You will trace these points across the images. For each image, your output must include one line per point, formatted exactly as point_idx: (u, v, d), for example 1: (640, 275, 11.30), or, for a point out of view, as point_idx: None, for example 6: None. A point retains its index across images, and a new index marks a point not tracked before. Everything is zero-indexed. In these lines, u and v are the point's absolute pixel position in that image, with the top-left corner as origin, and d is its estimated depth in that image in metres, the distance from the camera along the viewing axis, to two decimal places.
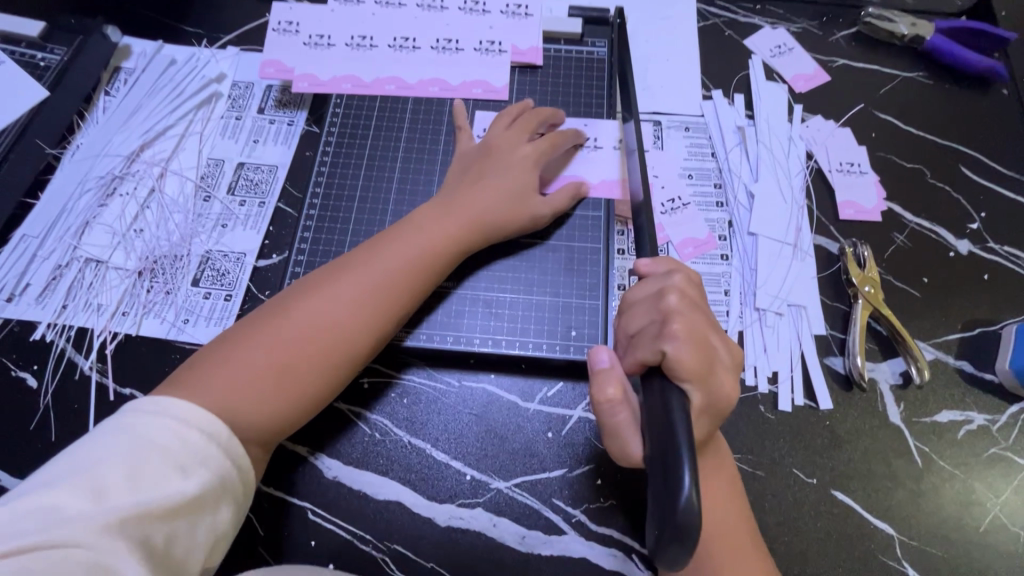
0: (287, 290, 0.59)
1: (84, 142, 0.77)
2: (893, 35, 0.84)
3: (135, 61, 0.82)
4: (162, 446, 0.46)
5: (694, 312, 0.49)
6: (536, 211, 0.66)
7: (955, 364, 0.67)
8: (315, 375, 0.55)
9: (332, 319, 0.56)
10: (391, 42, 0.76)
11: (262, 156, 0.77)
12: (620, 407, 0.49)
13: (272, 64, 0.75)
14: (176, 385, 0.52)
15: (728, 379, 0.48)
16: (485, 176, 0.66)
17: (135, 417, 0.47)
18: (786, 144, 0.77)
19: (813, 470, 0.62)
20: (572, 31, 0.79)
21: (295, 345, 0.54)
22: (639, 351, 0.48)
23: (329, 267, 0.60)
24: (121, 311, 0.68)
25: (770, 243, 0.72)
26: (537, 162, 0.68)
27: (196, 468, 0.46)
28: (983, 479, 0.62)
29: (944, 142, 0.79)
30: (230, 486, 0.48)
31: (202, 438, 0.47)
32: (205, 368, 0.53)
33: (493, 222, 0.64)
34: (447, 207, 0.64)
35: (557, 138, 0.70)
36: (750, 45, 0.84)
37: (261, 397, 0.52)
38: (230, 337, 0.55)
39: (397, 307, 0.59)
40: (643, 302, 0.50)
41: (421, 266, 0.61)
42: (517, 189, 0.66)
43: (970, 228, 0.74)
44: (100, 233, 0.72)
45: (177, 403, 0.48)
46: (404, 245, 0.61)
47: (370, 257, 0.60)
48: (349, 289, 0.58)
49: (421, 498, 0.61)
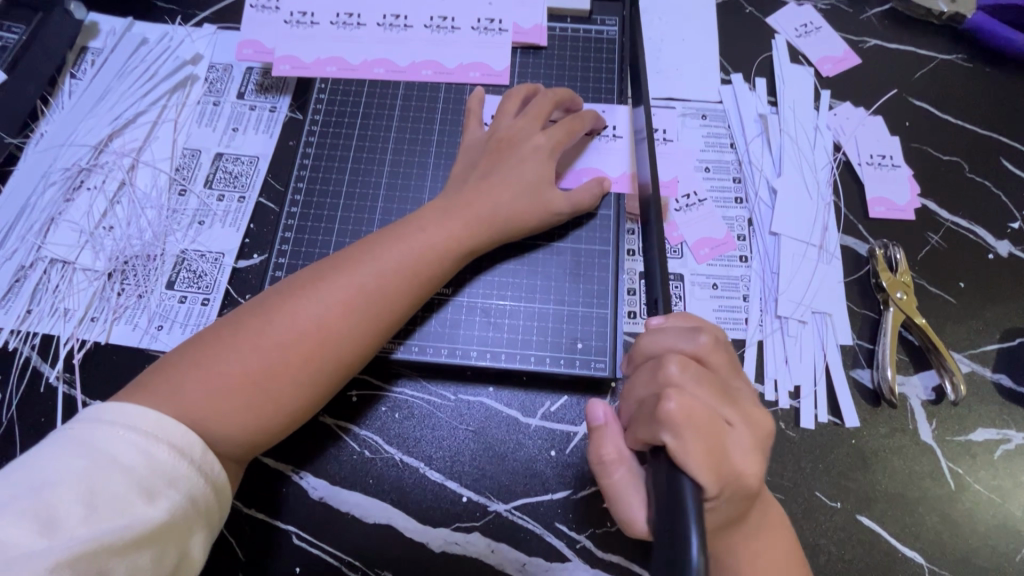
0: (268, 291, 0.54)
1: (49, 131, 0.71)
2: (931, 13, 0.77)
3: (103, 41, 0.76)
4: (125, 464, 0.41)
5: (700, 387, 0.44)
6: (553, 208, 0.60)
7: (993, 377, 0.62)
8: (295, 389, 0.50)
9: (317, 324, 0.51)
10: (381, 20, 0.69)
11: (241, 146, 0.70)
12: (617, 466, 0.47)
13: (250, 45, 0.68)
14: (140, 394, 0.46)
15: (747, 460, 0.43)
16: (496, 170, 0.60)
17: (94, 430, 0.42)
18: (812, 135, 0.71)
19: (838, 494, 0.57)
20: (579, 8, 0.72)
21: (274, 353, 0.49)
22: (640, 428, 0.44)
23: (315, 268, 0.55)
24: (90, 317, 0.63)
25: (794, 244, 0.66)
26: (555, 152, 0.62)
27: (165, 489, 0.42)
28: (1021, 504, 0.57)
29: (984, 133, 0.72)
30: (203, 508, 0.44)
31: (172, 455, 0.43)
32: (173, 377, 0.47)
33: (500, 222, 0.59)
34: (449, 206, 0.58)
35: (574, 124, 0.63)
36: (774, 24, 0.77)
37: (234, 412, 0.47)
38: (205, 339, 0.50)
39: (389, 315, 0.54)
40: (645, 368, 0.47)
41: (417, 269, 0.55)
42: (532, 183, 0.60)
43: (1011, 228, 0.68)
44: (66, 231, 0.67)
45: (142, 413, 0.44)
46: (398, 246, 0.55)
47: (360, 259, 0.54)
48: (336, 294, 0.52)
49: (413, 521, 0.57)
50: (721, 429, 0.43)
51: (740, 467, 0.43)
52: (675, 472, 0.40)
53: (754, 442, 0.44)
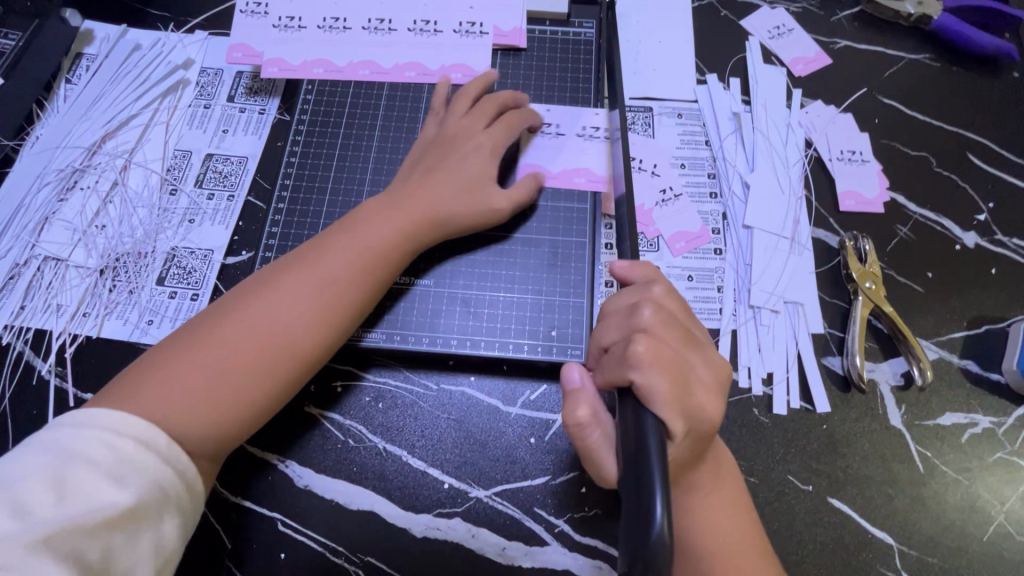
0: (224, 296, 0.55)
1: (43, 134, 0.73)
2: (900, 15, 0.79)
3: (97, 47, 0.78)
4: (91, 455, 0.43)
5: (667, 332, 0.47)
6: (492, 201, 0.61)
7: (960, 363, 0.63)
8: (254, 389, 0.51)
9: (275, 322, 0.53)
10: (366, 24, 0.72)
11: (231, 147, 0.73)
12: (590, 428, 0.46)
13: (240, 48, 0.71)
14: (97, 403, 0.48)
15: (707, 397, 0.46)
16: (446, 163, 0.62)
17: (66, 428, 0.44)
18: (784, 132, 0.73)
19: (810, 477, 0.59)
20: (557, 11, 0.74)
21: (234, 354, 0.51)
22: (609, 371, 0.46)
23: (264, 272, 0.56)
24: (82, 312, 0.65)
25: (766, 236, 0.68)
26: (498, 150, 0.63)
27: (130, 476, 0.43)
28: (988, 486, 0.59)
29: (950, 129, 0.74)
30: (172, 492, 0.45)
31: (137, 445, 0.44)
32: (129, 386, 0.49)
33: (445, 220, 0.60)
34: (391, 202, 0.60)
35: (524, 122, 0.65)
36: (747, 26, 0.80)
37: (195, 412, 0.49)
38: (162, 350, 0.51)
39: (341, 310, 0.55)
40: (617, 314, 0.49)
41: (371, 262, 0.57)
42: (477, 175, 0.61)
43: (977, 220, 0.70)
44: (59, 229, 0.69)
45: (112, 411, 0.45)
46: (348, 242, 0.57)
47: (314, 256, 0.56)
48: (286, 294, 0.54)
49: (396, 507, 0.58)
50: (686, 368, 0.46)
51: (704, 408, 0.46)
52: (639, 407, 0.42)
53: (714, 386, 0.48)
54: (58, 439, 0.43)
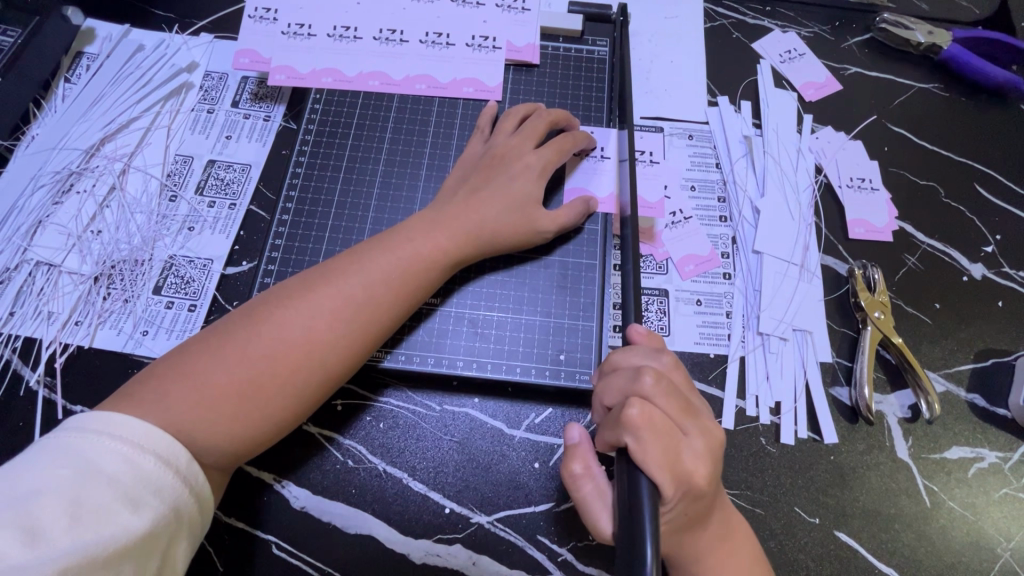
0: (254, 301, 0.54)
1: (40, 134, 0.71)
2: (909, 43, 0.79)
3: (99, 46, 0.76)
4: (110, 474, 0.41)
5: (667, 402, 0.47)
6: (537, 225, 0.61)
7: (967, 397, 0.63)
8: (279, 403, 0.50)
9: (303, 336, 0.51)
10: (377, 34, 0.70)
11: (234, 154, 0.71)
12: (585, 481, 0.51)
13: (247, 54, 0.69)
14: (124, 402, 0.47)
15: (702, 466, 0.47)
16: (490, 184, 0.61)
17: (81, 441, 0.42)
18: (795, 157, 0.73)
19: (817, 510, 0.58)
20: (572, 28, 0.73)
21: (257, 365, 0.49)
22: (606, 432, 0.47)
23: (303, 277, 0.55)
24: (74, 321, 0.63)
25: (776, 263, 0.67)
26: (545, 172, 0.63)
27: (149, 499, 0.42)
28: (995, 522, 0.58)
29: (959, 159, 0.75)
30: (185, 518, 0.44)
31: (158, 465, 0.43)
32: (160, 385, 0.48)
33: (484, 240, 0.60)
34: (438, 218, 0.59)
35: (564, 144, 0.64)
36: (759, 49, 0.80)
37: (219, 423, 0.47)
38: (189, 350, 0.50)
39: (376, 325, 0.54)
40: (623, 374, 0.50)
41: (404, 281, 0.56)
42: (523, 200, 0.61)
43: (984, 252, 0.70)
44: (53, 233, 0.66)
45: (132, 423, 0.44)
46: (384, 258, 0.56)
47: (349, 268, 0.55)
48: (323, 304, 0.52)
49: (395, 532, 0.57)
50: (680, 435, 0.47)
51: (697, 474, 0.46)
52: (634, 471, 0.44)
53: (711, 457, 0.48)
54: (74, 453, 0.41)
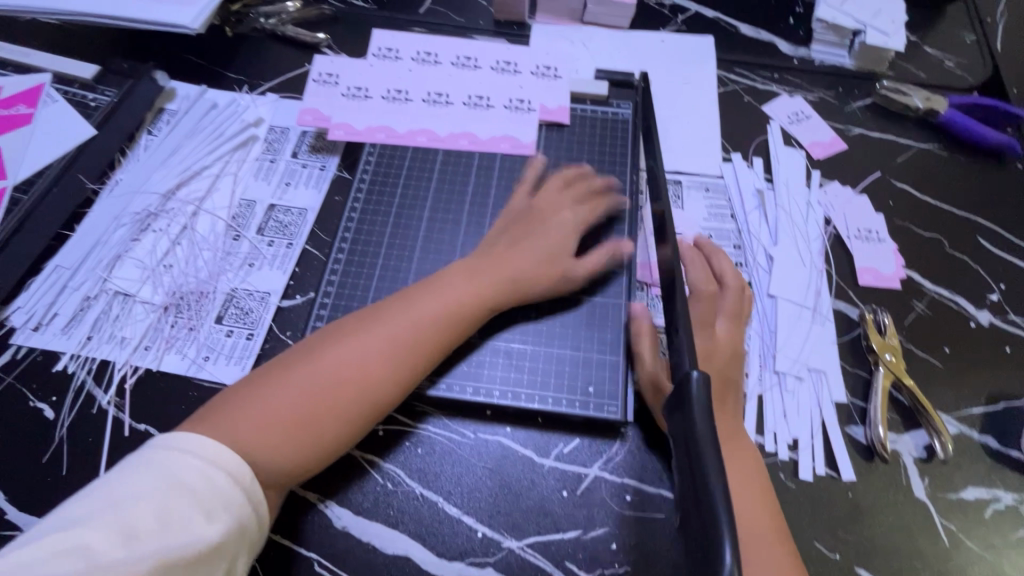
0: (315, 335, 0.60)
1: (123, 179, 0.80)
2: (908, 108, 0.86)
3: (178, 103, 0.86)
4: (189, 488, 0.46)
5: (730, 305, 0.67)
6: (569, 274, 0.67)
7: (980, 439, 0.66)
8: (336, 426, 0.55)
9: (358, 368, 0.57)
10: (426, 96, 0.80)
11: (293, 199, 0.79)
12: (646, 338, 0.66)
13: (310, 112, 0.78)
14: (199, 423, 0.52)
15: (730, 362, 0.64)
16: (528, 236, 0.68)
17: (166, 456, 0.47)
18: (805, 209, 0.79)
19: (836, 545, 0.60)
20: (597, 92, 0.82)
21: (317, 394, 0.55)
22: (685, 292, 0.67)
23: (362, 314, 0.61)
24: (144, 345, 0.69)
25: (790, 306, 0.72)
26: (580, 227, 0.70)
27: (221, 512, 0.46)
28: (1014, 564, 0.60)
29: (961, 213, 0.80)
30: (249, 533, 0.48)
31: (228, 481, 0.48)
32: (230, 411, 0.53)
33: (524, 283, 0.65)
34: (480, 265, 0.66)
35: (602, 202, 0.73)
36: (768, 111, 0.87)
37: (279, 448, 0.52)
38: (257, 377, 0.56)
39: (417, 362, 0.59)
40: (702, 268, 0.70)
41: (448, 321, 0.61)
42: (555, 250, 0.68)
43: (990, 299, 0.74)
44: (130, 267, 0.74)
45: (204, 442, 0.49)
46: (432, 301, 0.62)
47: (400, 309, 0.61)
48: (373, 340, 0.58)
49: (430, 554, 0.60)
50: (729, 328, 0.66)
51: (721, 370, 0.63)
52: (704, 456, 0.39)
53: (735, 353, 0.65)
54: (158, 466, 0.46)
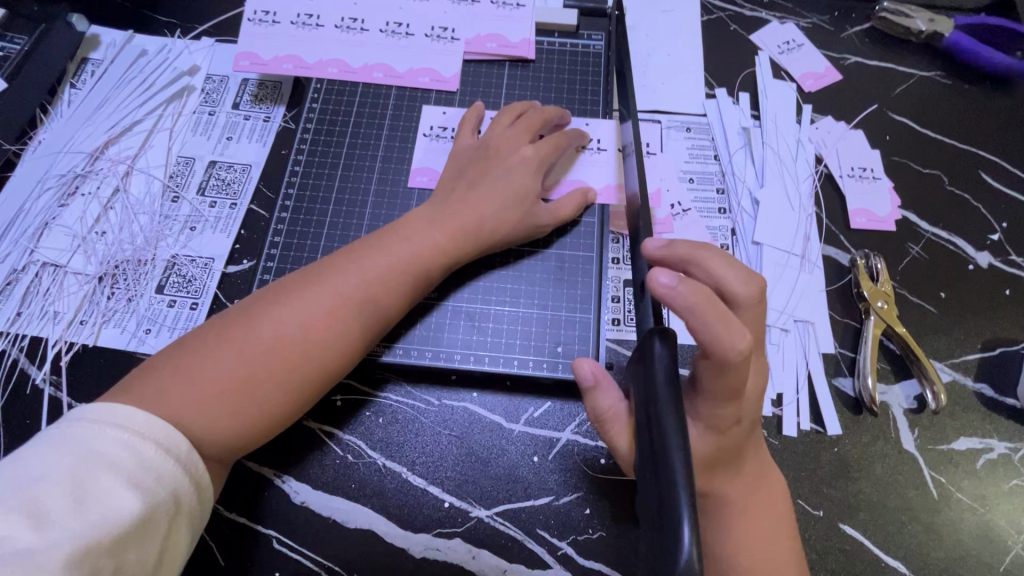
0: (253, 296, 0.54)
1: (46, 139, 0.72)
2: (910, 32, 0.78)
3: (103, 52, 0.77)
4: (112, 460, 0.41)
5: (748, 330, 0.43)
6: (537, 221, 0.62)
7: (975, 387, 0.62)
8: (279, 395, 0.50)
9: (299, 332, 0.51)
10: (383, 26, 0.71)
11: (235, 154, 0.72)
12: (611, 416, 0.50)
13: (246, 57, 0.69)
14: (120, 396, 0.47)
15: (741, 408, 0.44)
16: (485, 178, 0.61)
17: (83, 429, 0.42)
18: (794, 148, 0.72)
19: (820, 502, 0.57)
20: (566, 23, 0.74)
21: (257, 360, 0.50)
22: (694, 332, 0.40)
23: (299, 273, 0.56)
24: (79, 319, 0.64)
25: (775, 253, 0.67)
26: (539, 165, 0.63)
27: (150, 484, 0.42)
28: (1004, 514, 0.57)
29: (963, 147, 0.74)
30: (185, 507, 0.44)
31: (156, 451, 0.43)
32: (157, 378, 0.48)
33: (485, 231, 0.60)
34: (436, 215, 0.60)
35: (560, 139, 0.65)
36: (757, 41, 0.79)
37: (215, 421, 0.47)
38: (190, 342, 0.51)
39: (372, 320, 0.55)
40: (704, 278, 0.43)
41: (399, 274, 0.56)
42: (517, 194, 0.61)
43: (990, 239, 0.69)
44: (58, 235, 0.68)
45: (129, 413, 0.44)
46: (381, 255, 0.56)
47: (343, 266, 0.55)
48: (322, 299, 0.53)
49: (395, 527, 0.57)
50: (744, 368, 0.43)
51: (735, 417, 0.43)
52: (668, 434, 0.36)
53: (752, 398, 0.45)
54: (75, 440, 0.41)
